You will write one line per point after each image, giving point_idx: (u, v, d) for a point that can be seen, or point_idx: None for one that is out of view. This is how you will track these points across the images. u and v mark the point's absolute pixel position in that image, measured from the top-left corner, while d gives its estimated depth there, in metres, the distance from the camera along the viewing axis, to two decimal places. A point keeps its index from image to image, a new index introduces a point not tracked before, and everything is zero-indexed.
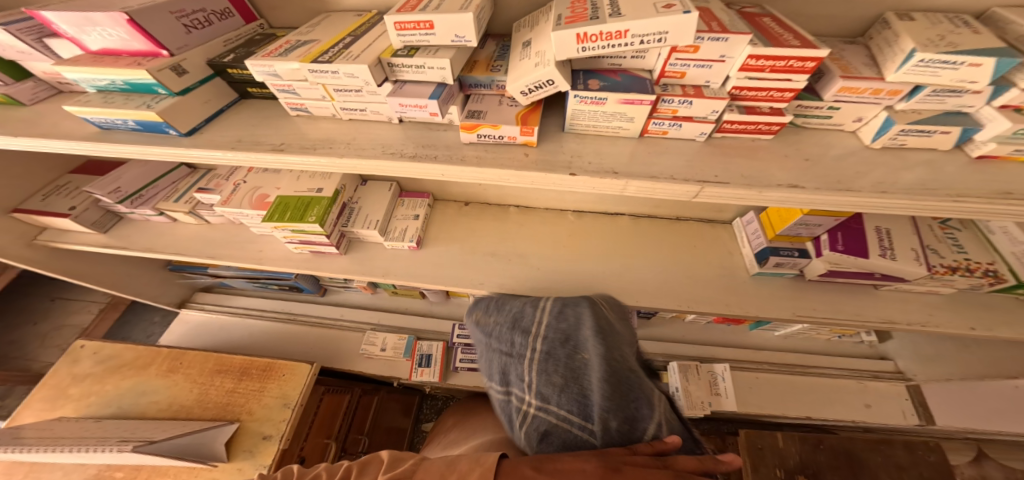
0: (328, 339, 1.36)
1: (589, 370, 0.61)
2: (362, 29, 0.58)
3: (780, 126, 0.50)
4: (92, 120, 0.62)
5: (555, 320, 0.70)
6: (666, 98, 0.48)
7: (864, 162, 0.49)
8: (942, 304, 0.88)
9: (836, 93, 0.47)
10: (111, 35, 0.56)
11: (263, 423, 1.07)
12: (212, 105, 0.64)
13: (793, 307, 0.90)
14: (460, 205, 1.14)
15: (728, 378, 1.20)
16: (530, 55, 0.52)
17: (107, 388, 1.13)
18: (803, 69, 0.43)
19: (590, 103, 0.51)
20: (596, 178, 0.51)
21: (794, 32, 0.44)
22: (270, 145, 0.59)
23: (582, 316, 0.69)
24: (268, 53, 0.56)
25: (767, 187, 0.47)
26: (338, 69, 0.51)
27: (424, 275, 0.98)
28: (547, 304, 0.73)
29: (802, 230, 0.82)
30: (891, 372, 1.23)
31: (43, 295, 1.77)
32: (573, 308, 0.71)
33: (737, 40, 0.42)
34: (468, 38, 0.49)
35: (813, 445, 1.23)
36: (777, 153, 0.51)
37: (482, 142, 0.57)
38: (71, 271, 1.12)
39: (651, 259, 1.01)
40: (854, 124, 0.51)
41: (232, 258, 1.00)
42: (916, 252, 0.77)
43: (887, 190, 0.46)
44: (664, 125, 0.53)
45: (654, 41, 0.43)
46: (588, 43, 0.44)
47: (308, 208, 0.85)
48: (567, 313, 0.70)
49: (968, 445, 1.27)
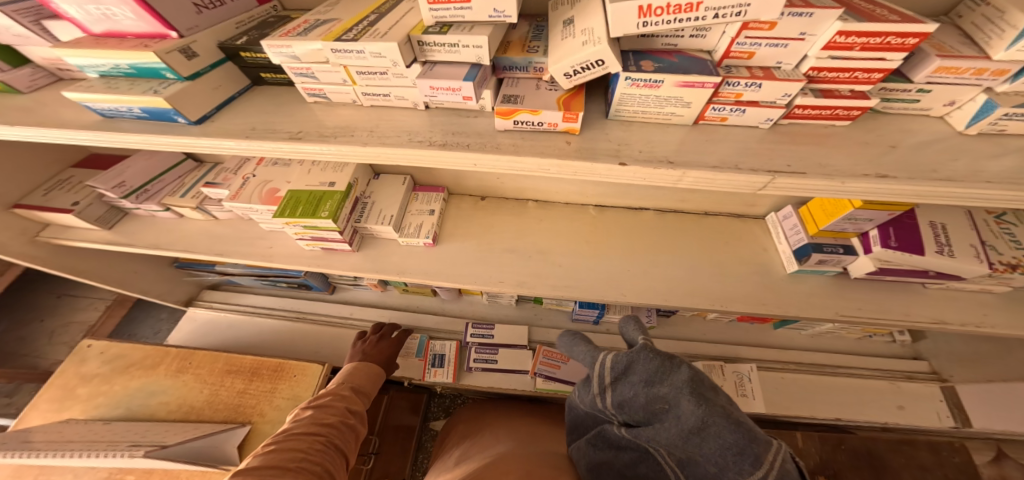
0: (339, 338, 1.32)
1: (672, 424, 0.44)
2: (386, 6, 0.52)
3: (860, 111, 0.45)
4: (94, 107, 0.57)
5: (624, 370, 0.49)
6: (732, 80, 0.43)
7: (956, 150, 0.44)
8: (995, 304, 0.83)
9: (930, 75, 0.42)
10: (113, 14, 0.51)
11: (275, 426, 1.04)
12: (223, 91, 0.59)
13: (833, 307, 0.85)
14: (475, 199, 1.09)
15: (755, 378, 1.17)
16: (575, 33, 0.46)
17: (116, 389, 1.10)
18: (900, 46, 0.38)
19: (642, 87, 0.46)
20: (649, 167, 0.46)
21: (886, 6, 0.39)
22: (286, 133, 0.54)
23: (660, 365, 0.46)
24: (286, 33, 0.51)
25: (848, 178, 0.42)
26: (364, 48, 0.46)
27: (441, 273, 0.94)
28: (610, 355, 0.52)
29: (848, 225, 0.77)
30: (926, 373, 1.19)
31: (49, 292, 1.73)
32: (646, 360, 0.47)
33: (824, 15, 0.37)
34: (508, 13, 0.44)
35: (832, 445, 1.18)
36: (853, 140, 0.46)
37: (519, 129, 0.52)
38: (75, 268, 1.08)
39: (679, 255, 0.96)
40: (945, 108, 0.46)
41: (241, 255, 0.95)
42: (975, 249, 0.72)
43: (988, 180, 0.41)
44: (724, 111, 0.47)
45: (730, 15, 0.37)
46: (652, 17, 0.39)
47: (320, 202, 0.81)
48: (637, 365, 0.47)
49: (987, 444, 1.21)
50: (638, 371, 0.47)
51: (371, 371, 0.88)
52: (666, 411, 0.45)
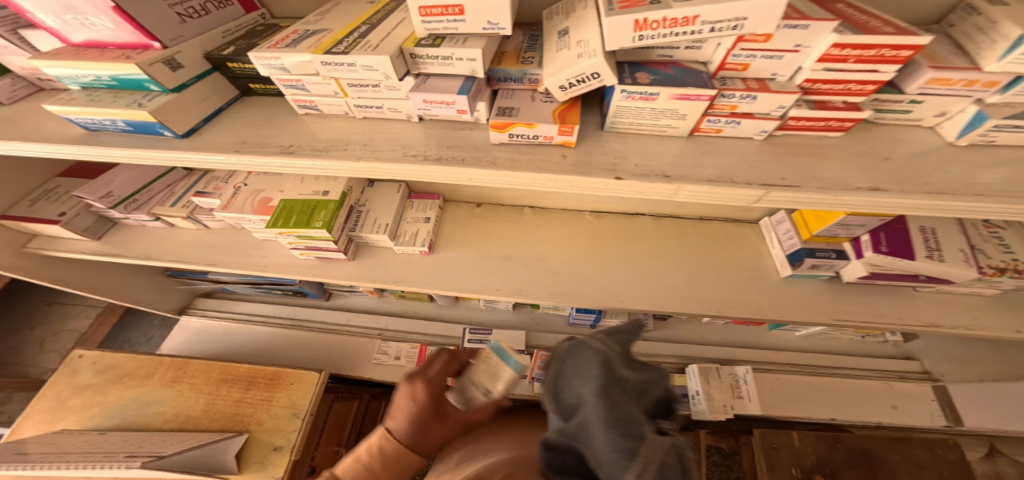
0: (336, 345, 1.31)
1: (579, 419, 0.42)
2: (377, 16, 0.51)
3: (853, 122, 0.45)
4: (77, 120, 0.56)
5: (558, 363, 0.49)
6: (728, 93, 0.43)
7: (948, 162, 0.44)
8: (987, 306, 0.84)
9: (922, 86, 0.41)
10: (95, 24, 0.49)
11: (273, 434, 1.03)
12: (211, 102, 0.58)
13: (828, 311, 0.86)
14: (471, 206, 1.09)
15: (750, 380, 1.17)
16: (570, 45, 0.46)
17: (110, 399, 1.08)
18: (894, 59, 0.38)
19: (637, 99, 0.45)
20: (645, 181, 0.46)
21: (881, 18, 0.39)
22: (276, 147, 0.53)
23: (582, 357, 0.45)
24: (273, 44, 0.49)
25: (842, 191, 0.42)
26: (355, 61, 0.45)
27: (438, 281, 0.93)
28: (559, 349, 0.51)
29: (840, 230, 0.77)
30: (917, 373, 1.20)
31: (38, 300, 1.70)
32: (576, 352, 0.47)
33: (819, 27, 0.37)
34: (502, 25, 0.43)
35: (830, 444, 1.17)
36: (847, 152, 0.46)
37: (514, 141, 0.51)
38: (64, 278, 1.06)
39: (674, 260, 0.97)
40: (935, 118, 0.46)
41: (236, 265, 0.94)
42: (964, 254, 0.73)
43: (979, 193, 0.41)
44: (719, 123, 0.47)
45: (726, 28, 0.37)
46: (648, 30, 0.38)
47: (314, 212, 0.80)
48: (567, 360, 0.48)
49: (981, 441, 1.22)
50: (569, 364, 0.47)
51: (404, 461, 0.58)
52: (575, 406, 0.43)
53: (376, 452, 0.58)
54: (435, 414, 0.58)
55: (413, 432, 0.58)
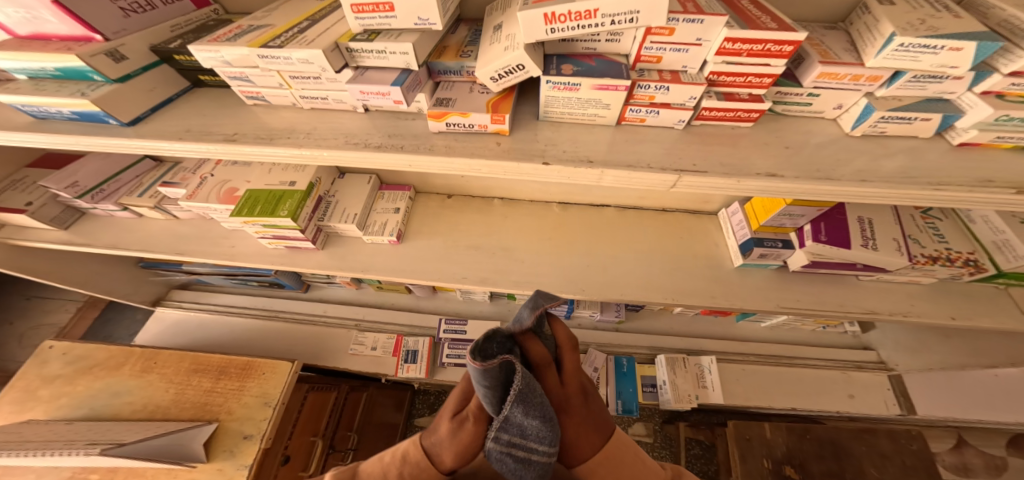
0: (313, 337, 1.33)
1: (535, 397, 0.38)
2: (322, 13, 0.54)
3: (759, 113, 0.49)
4: (25, 108, 0.57)
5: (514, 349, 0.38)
6: (642, 84, 0.46)
7: (845, 151, 0.48)
8: (924, 294, 0.88)
9: (816, 79, 0.45)
10: (35, 16, 0.51)
11: (242, 422, 1.05)
12: (159, 93, 0.60)
13: (777, 299, 0.90)
14: (442, 197, 1.11)
15: (715, 370, 1.19)
16: (500, 38, 0.48)
17: (79, 390, 1.09)
18: (780, 53, 0.41)
19: (562, 89, 0.48)
20: (570, 166, 0.49)
21: (772, 15, 0.43)
22: (222, 135, 0.55)
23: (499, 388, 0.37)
24: (216, 37, 0.52)
25: (744, 176, 0.46)
26: (291, 55, 0.47)
27: (406, 270, 0.95)
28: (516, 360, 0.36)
29: (785, 221, 0.80)
30: (874, 362, 1.22)
31: (15, 294, 1.69)
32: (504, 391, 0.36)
33: (713, 22, 0.40)
34: (431, 20, 0.45)
35: (800, 435, 1.25)
36: (755, 141, 0.50)
37: (452, 130, 0.54)
38: (30, 269, 1.07)
39: (637, 251, 0.99)
40: (835, 111, 0.50)
41: (202, 255, 0.96)
42: (897, 242, 0.76)
43: (867, 179, 0.45)
44: (641, 112, 0.50)
45: (625, 21, 0.40)
46: (557, 23, 0.41)
47: (279, 202, 0.81)
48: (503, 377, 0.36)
49: (948, 432, 1.29)
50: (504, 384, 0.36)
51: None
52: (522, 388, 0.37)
53: (397, 460, 0.44)
54: (453, 410, 0.43)
55: (440, 445, 0.42)
